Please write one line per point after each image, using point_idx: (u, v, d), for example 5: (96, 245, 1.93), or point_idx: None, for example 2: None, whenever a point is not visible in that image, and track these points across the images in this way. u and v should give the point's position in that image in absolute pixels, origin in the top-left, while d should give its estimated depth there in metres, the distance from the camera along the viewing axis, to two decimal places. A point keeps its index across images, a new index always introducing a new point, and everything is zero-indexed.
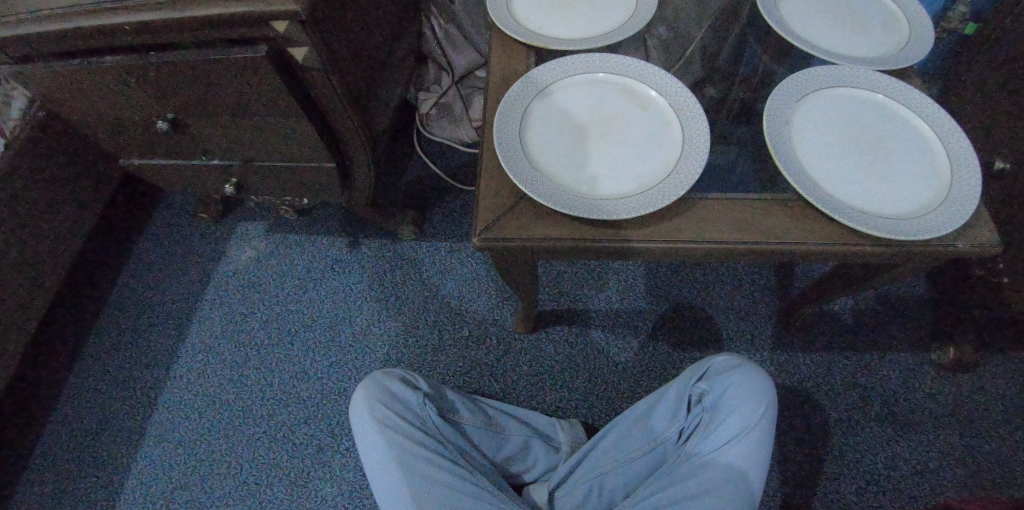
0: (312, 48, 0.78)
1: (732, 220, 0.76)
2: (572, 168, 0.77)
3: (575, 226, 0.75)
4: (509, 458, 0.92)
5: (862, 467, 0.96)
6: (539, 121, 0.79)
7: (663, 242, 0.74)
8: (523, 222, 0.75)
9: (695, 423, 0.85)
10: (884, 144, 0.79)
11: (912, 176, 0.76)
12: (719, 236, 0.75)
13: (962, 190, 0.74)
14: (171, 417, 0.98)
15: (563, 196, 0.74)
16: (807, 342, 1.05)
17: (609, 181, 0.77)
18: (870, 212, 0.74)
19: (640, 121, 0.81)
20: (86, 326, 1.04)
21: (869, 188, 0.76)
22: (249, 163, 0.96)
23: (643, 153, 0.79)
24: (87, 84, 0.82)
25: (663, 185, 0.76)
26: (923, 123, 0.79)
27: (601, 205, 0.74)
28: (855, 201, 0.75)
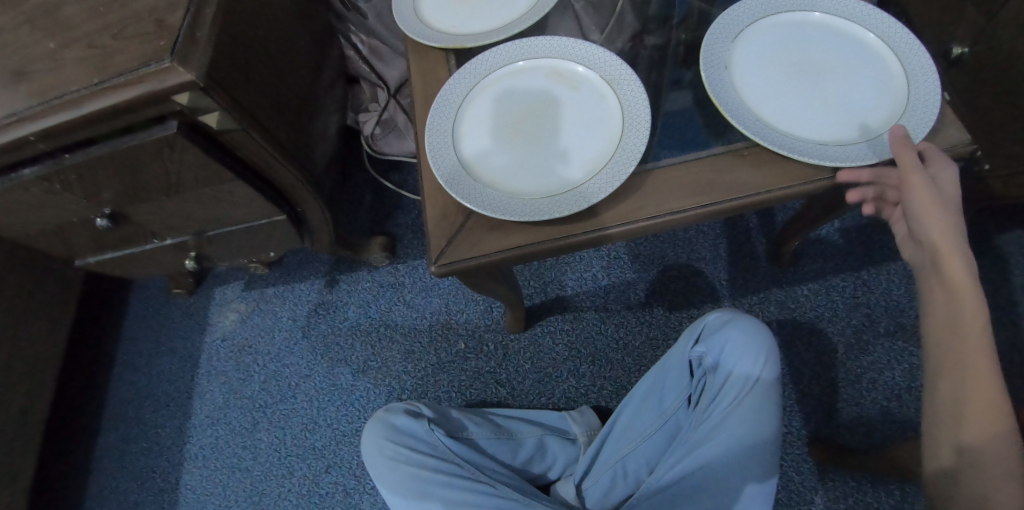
0: (224, 110, 0.75)
1: (699, 182, 0.68)
2: (508, 170, 0.68)
3: (529, 230, 0.67)
4: (529, 461, 0.90)
5: (880, 385, 0.96)
6: (467, 128, 0.70)
7: (632, 224, 0.66)
8: (474, 240, 0.67)
9: (702, 386, 0.84)
10: (830, 65, 0.72)
11: (866, 91, 0.69)
12: (687, 202, 0.67)
13: (922, 95, 0.67)
14: (197, 496, 0.99)
15: (508, 202, 0.65)
16: (802, 274, 1.03)
17: (554, 172, 0.68)
18: (830, 140, 0.67)
19: (573, 103, 0.71)
20: (93, 427, 1.05)
21: (825, 115, 0.68)
22: (202, 235, 0.95)
23: (586, 134, 0.69)
24: (16, 201, 0.81)
25: (610, 167, 0.66)
26: (867, 34, 0.72)
27: (548, 203, 0.65)
28: (812, 132, 0.68)
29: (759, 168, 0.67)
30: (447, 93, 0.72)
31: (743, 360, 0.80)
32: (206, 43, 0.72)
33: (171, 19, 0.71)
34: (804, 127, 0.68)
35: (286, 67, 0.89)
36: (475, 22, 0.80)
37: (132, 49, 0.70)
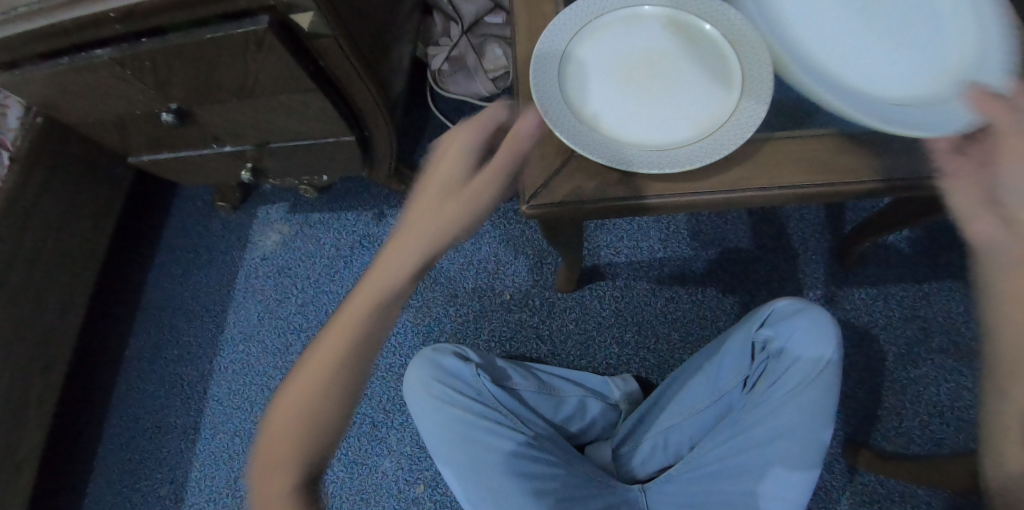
0: (316, 13, 0.71)
1: (819, 156, 0.63)
2: (621, 116, 0.64)
3: (632, 184, 0.64)
4: (568, 420, 0.89)
5: (923, 399, 0.95)
6: (578, 65, 0.66)
7: (738, 193, 0.63)
8: (573, 185, 0.65)
9: (761, 370, 0.83)
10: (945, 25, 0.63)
11: (917, 57, 0.62)
12: (808, 177, 0.62)
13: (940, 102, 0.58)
14: (224, 410, 0.98)
15: (612, 147, 0.62)
16: (862, 276, 1.00)
17: (668, 124, 0.64)
18: (928, 95, 0.60)
19: (697, 50, 0.66)
20: (124, 327, 1.03)
21: (919, 70, 0.62)
22: (264, 147, 0.92)
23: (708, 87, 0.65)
24: (84, 82, 0.78)
25: (729, 126, 0.62)
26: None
27: (661, 156, 0.62)
28: (911, 88, 0.61)
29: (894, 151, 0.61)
30: (560, 23, 0.67)
31: (810, 351, 0.79)
32: None
33: None
34: (895, 87, 0.62)
35: None
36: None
37: None
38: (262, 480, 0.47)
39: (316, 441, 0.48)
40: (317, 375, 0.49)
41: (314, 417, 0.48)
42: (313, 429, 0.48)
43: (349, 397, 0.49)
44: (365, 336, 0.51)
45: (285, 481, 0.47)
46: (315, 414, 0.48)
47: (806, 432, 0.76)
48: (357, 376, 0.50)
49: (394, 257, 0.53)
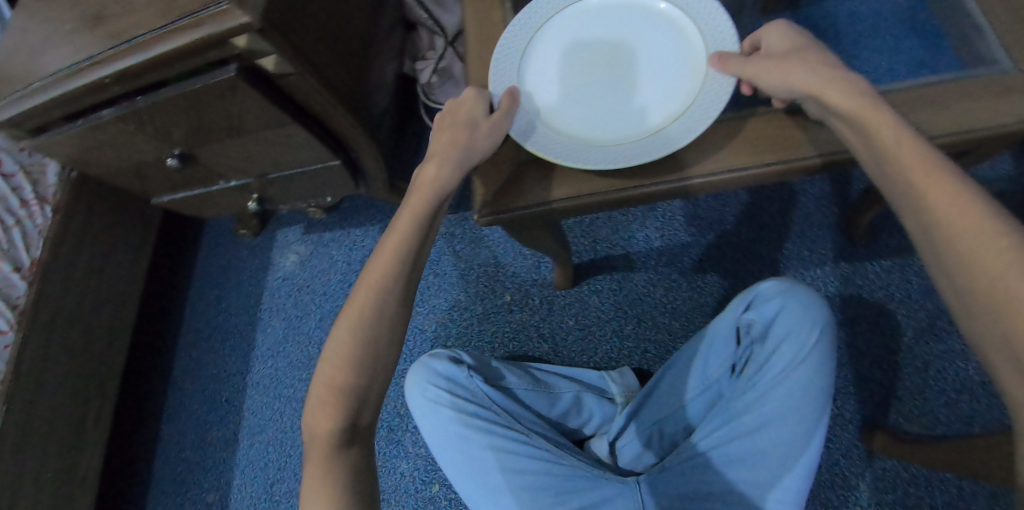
0: (279, 56, 0.75)
1: (775, 137, 0.65)
2: (577, 121, 0.66)
3: (590, 181, 0.66)
4: (565, 415, 0.91)
5: (951, 376, 0.89)
6: (540, 62, 0.68)
7: (704, 177, 0.64)
8: (534, 186, 0.66)
9: (749, 354, 0.83)
10: (615, 62, 0.68)
11: (643, 61, 0.68)
12: (768, 157, 0.64)
13: (700, 111, 0.64)
14: (258, 421, 1.07)
15: (572, 149, 0.64)
16: (874, 249, 0.96)
17: (616, 123, 0.66)
18: (689, 76, 0.66)
19: (632, 52, 0.68)
20: (168, 350, 1.14)
21: (661, 74, 0.67)
22: (264, 178, 0.98)
23: (648, 86, 0.67)
24: (100, 139, 0.87)
25: (684, 119, 0.64)
26: (693, 28, 0.67)
27: (627, 149, 0.64)
28: (657, 89, 0.66)
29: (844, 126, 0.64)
30: (521, 21, 0.69)
31: (795, 333, 0.76)
32: None
33: None
34: (660, 84, 0.66)
35: (345, 8, 0.88)
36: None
37: None
38: (319, 407, 0.59)
39: (358, 380, 0.59)
40: (351, 339, 0.60)
41: (358, 358, 0.59)
42: (356, 369, 0.59)
43: (384, 342, 0.61)
44: (392, 289, 0.61)
45: (334, 411, 0.59)
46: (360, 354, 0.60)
47: (792, 417, 0.75)
48: (390, 325, 0.61)
49: (411, 219, 0.62)
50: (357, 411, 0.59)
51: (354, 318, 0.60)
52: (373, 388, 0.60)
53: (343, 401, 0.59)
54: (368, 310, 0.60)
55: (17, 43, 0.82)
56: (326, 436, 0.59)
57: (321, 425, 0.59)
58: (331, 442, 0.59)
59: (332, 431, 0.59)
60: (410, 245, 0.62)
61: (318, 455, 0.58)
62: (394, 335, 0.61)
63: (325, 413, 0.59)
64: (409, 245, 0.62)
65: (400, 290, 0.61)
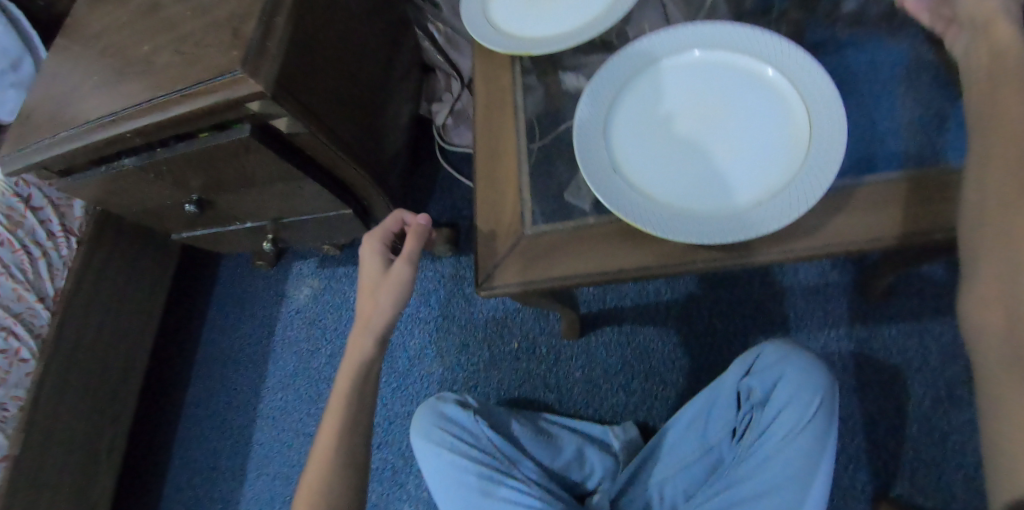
0: (291, 116, 0.76)
1: (828, 218, 0.62)
2: (664, 186, 0.63)
3: (605, 259, 0.65)
4: (566, 468, 0.91)
5: (970, 449, 0.86)
6: (624, 125, 0.66)
7: (742, 258, 0.62)
8: (528, 262, 0.67)
9: (749, 419, 0.81)
10: (712, 129, 0.65)
11: (737, 130, 0.64)
12: (820, 240, 0.61)
13: (803, 188, 0.59)
14: (266, 453, 1.09)
15: (664, 216, 0.61)
16: (891, 311, 0.93)
17: (709, 191, 0.62)
18: (792, 137, 0.62)
19: (730, 120, 0.65)
20: (183, 377, 1.17)
21: (758, 145, 0.63)
22: (279, 221, 0.99)
23: (745, 156, 0.63)
24: (120, 184, 0.90)
25: (784, 194, 0.60)
26: (797, 98, 0.63)
27: (703, 222, 0.60)
28: (751, 160, 0.63)
29: (847, 212, 0.62)
30: (594, 93, 0.67)
31: (794, 400, 0.76)
32: (277, 52, 0.73)
33: (245, 27, 0.72)
34: (755, 156, 0.63)
35: (360, 60, 0.90)
36: (521, 21, 0.77)
37: (211, 56, 0.73)
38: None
39: (340, 477, 0.62)
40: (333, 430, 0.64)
41: (335, 462, 0.62)
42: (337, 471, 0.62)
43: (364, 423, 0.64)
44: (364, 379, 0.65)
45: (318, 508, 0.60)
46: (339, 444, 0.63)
47: (792, 486, 0.73)
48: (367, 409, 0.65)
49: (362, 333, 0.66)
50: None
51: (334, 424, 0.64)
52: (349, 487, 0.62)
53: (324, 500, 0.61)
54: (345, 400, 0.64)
55: (48, 91, 0.85)
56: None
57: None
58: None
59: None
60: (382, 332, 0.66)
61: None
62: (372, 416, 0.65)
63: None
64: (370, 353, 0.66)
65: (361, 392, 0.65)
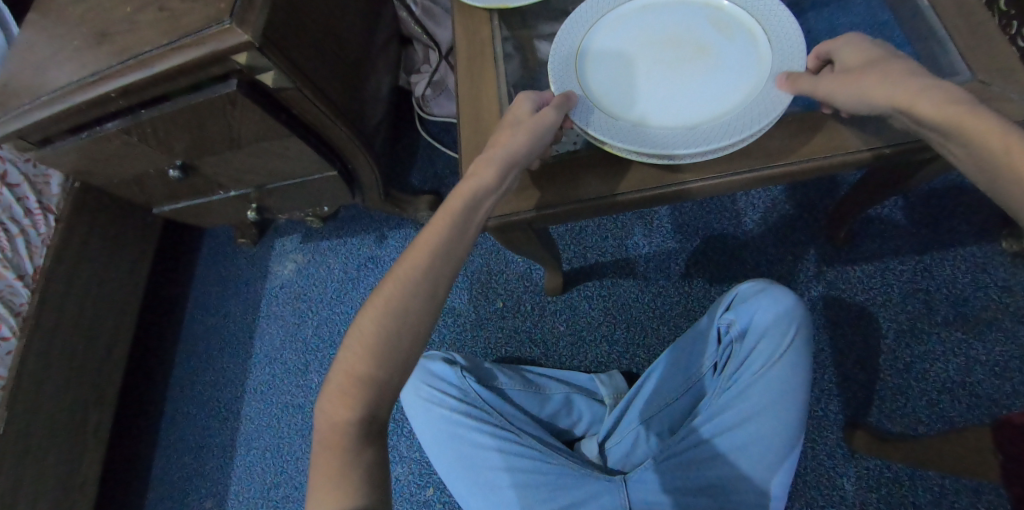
0: (277, 70, 0.78)
1: (791, 138, 0.66)
2: (627, 110, 0.66)
3: (586, 186, 0.68)
4: (554, 416, 0.93)
5: (932, 376, 0.91)
6: (597, 57, 0.69)
7: (721, 176, 0.66)
8: (517, 197, 0.69)
9: (728, 354, 0.85)
10: (675, 62, 0.68)
11: (698, 64, 0.68)
12: (787, 159, 0.66)
13: (757, 110, 0.63)
14: (255, 426, 1.09)
15: (631, 131, 0.64)
16: (854, 253, 0.99)
17: (667, 115, 0.65)
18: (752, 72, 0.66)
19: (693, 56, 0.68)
20: (167, 356, 1.16)
21: (715, 77, 0.67)
22: (263, 189, 1.01)
23: (703, 86, 0.66)
24: (102, 151, 0.90)
25: (740, 115, 0.63)
26: (761, 39, 0.67)
27: (672, 138, 0.64)
28: (706, 90, 0.66)
29: (814, 132, 0.66)
30: (569, 32, 0.70)
31: (771, 330, 0.80)
32: (262, 5, 0.75)
33: None
34: (712, 86, 0.66)
35: (340, 22, 0.92)
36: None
37: (197, 11, 0.74)
38: (338, 392, 0.56)
39: (382, 371, 0.56)
40: (376, 331, 0.56)
41: (379, 353, 0.56)
42: (377, 364, 0.56)
43: (406, 339, 0.57)
44: (419, 287, 0.58)
45: (353, 400, 0.55)
46: (382, 347, 0.56)
47: (771, 410, 0.77)
48: (414, 321, 0.57)
49: (451, 216, 0.60)
50: (375, 407, 0.56)
51: (386, 310, 0.57)
52: (392, 384, 0.56)
53: (364, 392, 0.55)
54: (397, 300, 0.57)
55: (24, 56, 0.84)
56: (345, 424, 0.55)
57: (339, 414, 0.55)
58: (356, 432, 0.55)
59: (351, 422, 0.55)
60: (450, 240, 0.59)
61: (332, 447, 0.54)
62: (418, 330, 0.57)
63: (342, 401, 0.56)
64: (457, 243, 0.60)
65: (429, 292, 0.58)
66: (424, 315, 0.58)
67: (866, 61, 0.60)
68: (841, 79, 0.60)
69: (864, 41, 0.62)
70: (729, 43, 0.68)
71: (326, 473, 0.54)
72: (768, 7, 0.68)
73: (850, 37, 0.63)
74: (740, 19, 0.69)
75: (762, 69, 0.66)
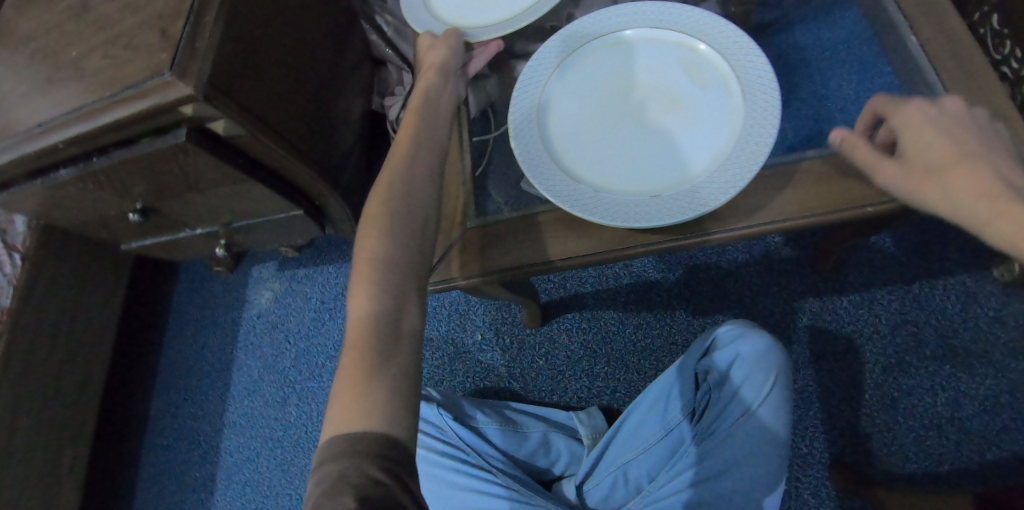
0: (229, 118, 0.76)
1: (762, 197, 0.63)
2: (590, 171, 0.63)
3: (548, 249, 0.65)
4: (532, 456, 0.91)
5: (921, 412, 0.88)
6: (562, 105, 0.66)
7: (688, 238, 0.62)
8: (478, 258, 0.66)
9: (706, 401, 0.82)
10: (642, 118, 0.65)
11: (667, 120, 0.64)
12: (758, 219, 0.62)
13: (723, 178, 0.60)
14: (234, 461, 1.08)
15: (591, 196, 0.61)
16: (840, 283, 0.96)
17: (630, 178, 0.62)
18: (724, 131, 0.62)
19: (662, 110, 0.65)
20: (145, 389, 1.15)
21: (683, 137, 0.63)
22: (230, 226, 0.98)
23: (670, 147, 0.63)
24: (58, 197, 0.87)
25: (705, 184, 0.60)
26: (735, 95, 0.63)
27: (632, 203, 0.60)
28: (672, 151, 0.63)
29: (786, 190, 0.63)
30: (531, 75, 0.66)
31: (750, 379, 0.77)
32: (207, 53, 0.71)
33: (173, 29, 0.70)
34: (679, 147, 0.63)
35: (302, 57, 0.88)
36: (461, 9, 0.71)
37: (138, 60, 0.70)
38: (359, 276, 0.55)
39: (398, 251, 0.57)
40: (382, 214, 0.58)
41: (379, 278, 0.55)
42: (378, 291, 0.54)
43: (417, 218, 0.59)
44: (414, 173, 0.60)
45: (376, 282, 0.55)
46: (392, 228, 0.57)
47: (750, 464, 0.75)
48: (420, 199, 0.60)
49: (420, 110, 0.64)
50: (402, 292, 0.55)
51: (384, 193, 0.59)
52: (412, 261, 0.57)
53: (383, 273, 0.55)
54: (397, 186, 0.59)
55: None
56: (368, 314, 0.53)
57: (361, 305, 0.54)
58: (371, 333, 0.52)
59: (374, 311, 0.53)
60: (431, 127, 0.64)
61: (360, 337, 0.52)
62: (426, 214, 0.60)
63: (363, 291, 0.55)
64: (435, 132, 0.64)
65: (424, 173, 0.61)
66: (428, 199, 0.61)
67: (929, 152, 0.54)
68: (900, 176, 0.55)
69: (929, 120, 0.56)
70: (701, 97, 0.64)
71: (352, 373, 0.51)
72: (744, 54, 0.63)
73: (912, 110, 0.57)
74: (713, 67, 0.65)
75: (732, 129, 0.62)
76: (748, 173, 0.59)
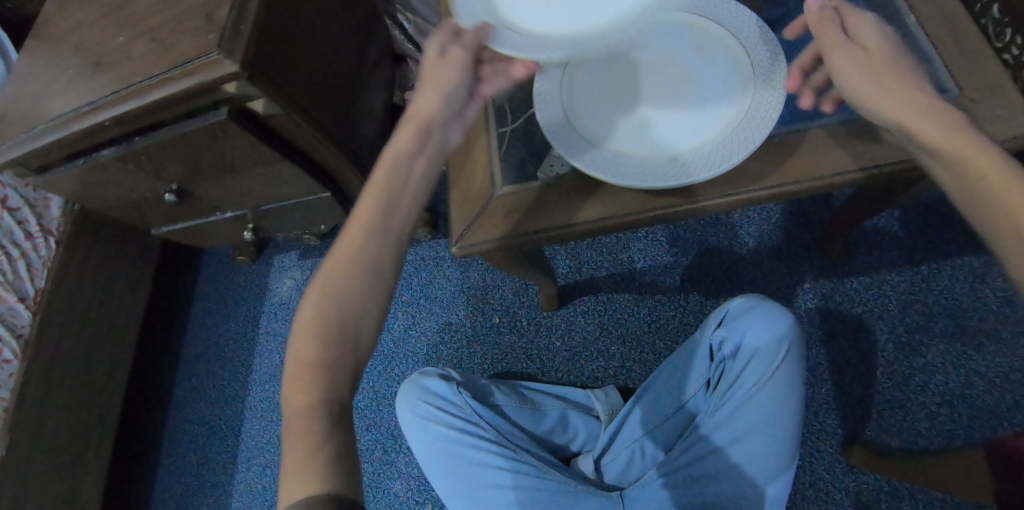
0: (267, 96, 0.79)
1: (777, 162, 0.66)
2: (608, 137, 0.67)
3: (572, 213, 0.68)
4: (550, 432, 0.93)
5: (931, 388, 0.91)
6: (582, 74, 0.69)
7: (706, 200, 0.66)
8: (502, 221, 0.70)
9: (720, 371, 0.85)
10: (656, 91, 0.69)
11: (680, 93, 0.68)
12: (773, 182, 0.65)
13: (736, 143, 0.63)
14: (256, 444, 1.10)
15: (611, 161, 0.65)
16: (849, 265, 0.98)
17: (646, 145, 0.66)
18: (734, 101, 0.66)
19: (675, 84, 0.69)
20: (169, 374, 1.18)
21: (696, 108, 0.67)
22: (259, 209, 1.02)
23: (683, 117, 0.67)
24: (95, 179, 0.91)
25: (719, 148, 0.64)
26: (745, 68, 0.67)
27: (652, 166, 0.64)
28: (685, 121, 0.67)
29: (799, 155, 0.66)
30: None
31: (763, 346, 0.80)
32: (250, 36, 0.75)
33: (218, 13, 0.75)
34: (693, 117, 0.67)
35: (331, 45, 0.93)
36: None
37: (185, 42, 0.74)
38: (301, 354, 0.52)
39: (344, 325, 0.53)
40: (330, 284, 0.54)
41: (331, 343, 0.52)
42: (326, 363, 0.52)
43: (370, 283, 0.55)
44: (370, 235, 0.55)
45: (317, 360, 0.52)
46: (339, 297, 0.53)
47: (765, 427, 0.77)
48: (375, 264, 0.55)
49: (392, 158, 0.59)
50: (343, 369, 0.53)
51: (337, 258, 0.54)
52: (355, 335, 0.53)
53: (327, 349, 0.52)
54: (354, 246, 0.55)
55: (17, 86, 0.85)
56: (311, 401, 0.51)
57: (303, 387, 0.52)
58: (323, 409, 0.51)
59: (314, 398, 0.51)
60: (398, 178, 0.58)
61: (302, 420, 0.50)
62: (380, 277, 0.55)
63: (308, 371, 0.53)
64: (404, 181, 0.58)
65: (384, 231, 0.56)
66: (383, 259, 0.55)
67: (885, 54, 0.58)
68: (855, 68, 0.58)
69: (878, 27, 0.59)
70: (712, 71, 0.68)
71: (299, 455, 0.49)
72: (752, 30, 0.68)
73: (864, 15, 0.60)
74: (724, 43, 0.69)
75: (742, 100, 0.66)
76: (758, 137, 0.63)
